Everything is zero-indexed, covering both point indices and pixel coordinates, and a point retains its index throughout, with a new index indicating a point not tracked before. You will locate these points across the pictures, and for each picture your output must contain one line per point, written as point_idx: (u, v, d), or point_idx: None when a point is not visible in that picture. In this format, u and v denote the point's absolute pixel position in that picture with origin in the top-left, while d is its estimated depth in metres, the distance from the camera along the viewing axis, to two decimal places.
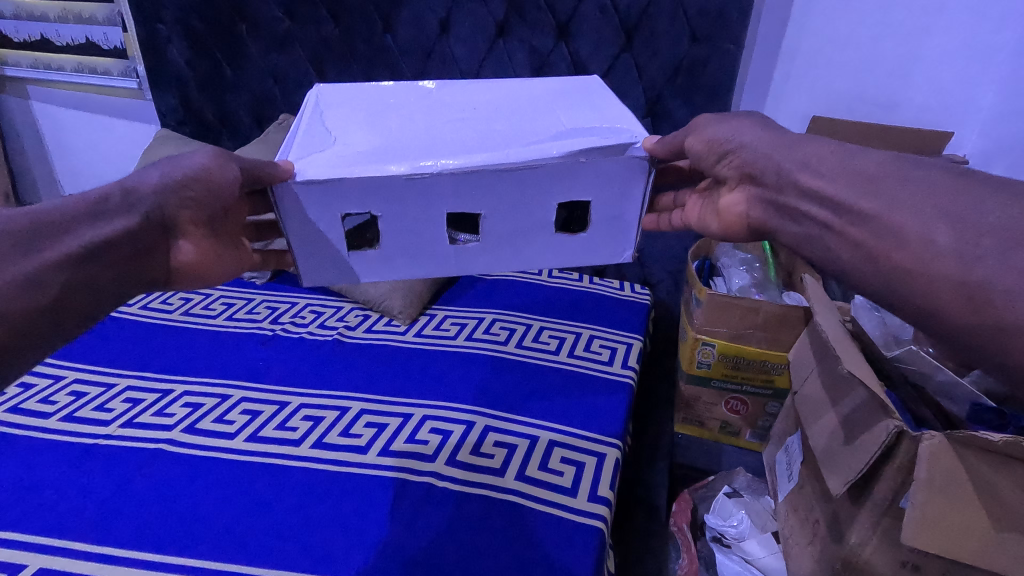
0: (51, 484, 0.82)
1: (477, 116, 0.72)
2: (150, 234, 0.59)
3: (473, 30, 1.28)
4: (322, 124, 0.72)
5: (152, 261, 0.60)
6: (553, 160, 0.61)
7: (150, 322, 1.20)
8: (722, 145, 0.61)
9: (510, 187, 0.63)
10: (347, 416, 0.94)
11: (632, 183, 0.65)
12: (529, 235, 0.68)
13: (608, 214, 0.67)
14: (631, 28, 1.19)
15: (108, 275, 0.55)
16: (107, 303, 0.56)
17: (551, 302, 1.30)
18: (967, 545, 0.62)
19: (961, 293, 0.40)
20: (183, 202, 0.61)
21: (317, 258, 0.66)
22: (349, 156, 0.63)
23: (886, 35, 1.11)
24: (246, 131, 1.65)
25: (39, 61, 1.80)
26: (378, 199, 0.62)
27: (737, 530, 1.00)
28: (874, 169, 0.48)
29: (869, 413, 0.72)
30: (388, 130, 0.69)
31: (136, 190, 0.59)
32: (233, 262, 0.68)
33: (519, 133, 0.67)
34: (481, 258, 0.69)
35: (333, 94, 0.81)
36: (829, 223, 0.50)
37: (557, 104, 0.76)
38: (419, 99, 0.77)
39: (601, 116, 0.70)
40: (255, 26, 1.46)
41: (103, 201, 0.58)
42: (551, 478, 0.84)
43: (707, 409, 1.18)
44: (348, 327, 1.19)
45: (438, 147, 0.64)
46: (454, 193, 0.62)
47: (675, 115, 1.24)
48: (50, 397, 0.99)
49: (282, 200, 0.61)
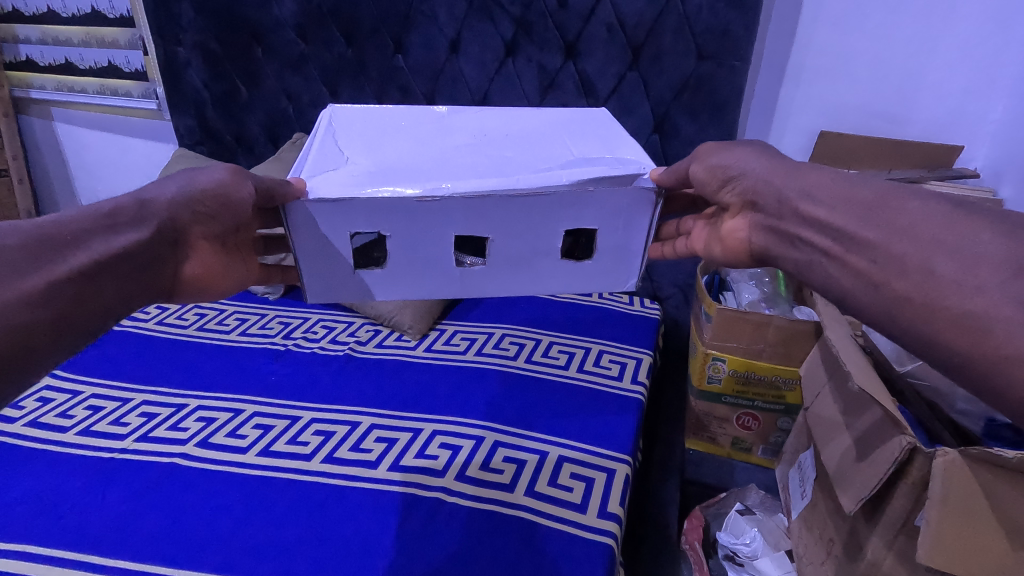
0: (68, 499, 0.83)
1: (486, 143, 0.74)
2: (162, 245, 0.61)
3: (483, 50, 1.31)
4: (335, 141, 0.74)
5: (161, 271, 0.61)
6: (564, 187, 0.62)
7: (165, 337, 1.22)
8: (725, 171, 0.61)
9: (519, 212, 0.64)
10: (357, 431, 0.95)
11: (639, 215, 0.67)
12: (533, 260, 0.69)
13: (615, 243, 0.69)
14: (638, 47, 1.21)
15: (117, 287, 0.56)
16: (111, 317, 0.55)
17: (560, 317, 1.30)
18: (985, 565, 0.61)
19: (963, 328, 0.40)
20: (196, 215, 0.63)
21: (322, 274, 0.67)
22: (361, 176, 0.64)
23: (892, 51, 1.12)
24: (261, 150, 1.68)
25: (63, 84, 1.86)
26: (388, 219, 0.63)
27: (750, 548, 0.99)
28: (867, 201, 0.49)
29: (882, 428, 0.71)
30: (395, 151, 0.71)
31: (150, 202, 0.61)
32: (240, 273, 0.71)
33: (531, 160, 0.68)
34: (491, 281, 0.70)
35: (346, 116, 0.82)
36: (828, 249, 0.50)
37: (568, 134, 0.77)
38: (421, 129, 0.78)
39: (607, 148, 0.72)
40: (270, 48, 1.50)
41: (117, 212, 0.59)
42: (561, 494, 0.84)
43: (719, 426, 1.17)
44: (359, 342, 1.20)
45: (448, 170, 0.65)
46: (463, 215, 0.64)
47: (683, 131, 1.24)
48: (67, 411, 1.01)
49: (293, 217, 0.62)
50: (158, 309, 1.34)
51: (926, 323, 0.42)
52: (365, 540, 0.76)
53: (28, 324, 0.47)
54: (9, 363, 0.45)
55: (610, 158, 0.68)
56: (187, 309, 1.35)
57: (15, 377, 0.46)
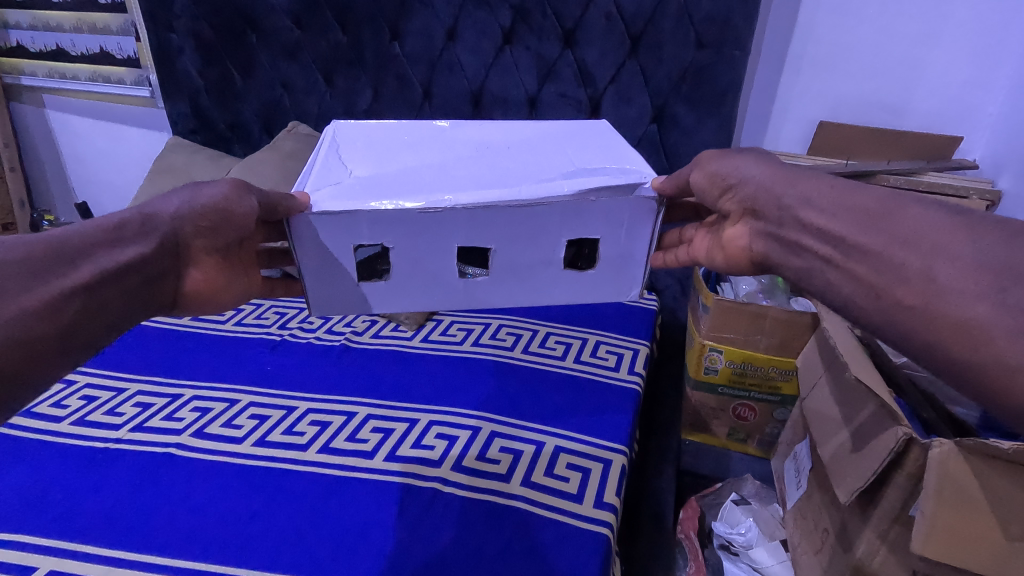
0: (62, 489, 0.82)
1: (488, 155, 0.73)
2: (164, 260, 0.60)
3: (480, 38, 1.29)
4: (338, 156, 0.73)
5: (163, 286, 0.60)
6: (565, 197, 0.62)
7: (160, 326, 1.22)
8: (724, 179, 0.62)
9: (521, 222, 0.63)
10: (353, 421, 0.95)
11: (641, 223, 0.66)
12: (536, 270, 0.68)
13: (617, 252, 0.68)
14: (636, 36, 1.20)
15: (121, 300, 0.54)
16: (114, 332, 0.54)
17: (557, 309, 1.30)
18: (978, 555, 0.62)
19: (962, 319, 0.40)
20: (199, 229, 0.63)
21: (326, 286, 0.66)
22: (362, 188, 0.63)
23: (893, 41, 1.11)
24: (256, 139, 1.66)
25: (54, 71, 1.83)
26: (391, 231, 0.62)
27: (745, 538, 0.98)
28: (869, 209, 0.48)
29: (878, 419, 0.71)
30: (394, 163, 0.71)
31: (154, 217, 0.61)
32: (241, 288, 0.71)
33: (532, 171, 0.67)
34: (492, 292, 0.70)
35: (349, 130, 0.82)
36: (830, 258, 0.49)
37: (571, 144, 0.77)
38: (426, 144, 0.77)
39: (609, 157, 0.71)
40: (265, 35, 1.48)
41: (121, 226, 0.58)
42: (557, 484, 0.84)
43: (714, 415, 1.18)
44: (354, 332, 1.19)
45: (450, 182, 0.65)
46: (466, 227, 0.63)
47: (681, 121, 1.24)
48: (61, 401, 1.00)
49: (297, 230, 0.61)
50: None
51: (927, 331, 0.41)
52: (361, 529, 0.76)
53: (31, 336, 0.45)
54: (13, 379, 0.44)
55: (613, 166, 0.67)
56: None
57: (17, 394, 0.44)
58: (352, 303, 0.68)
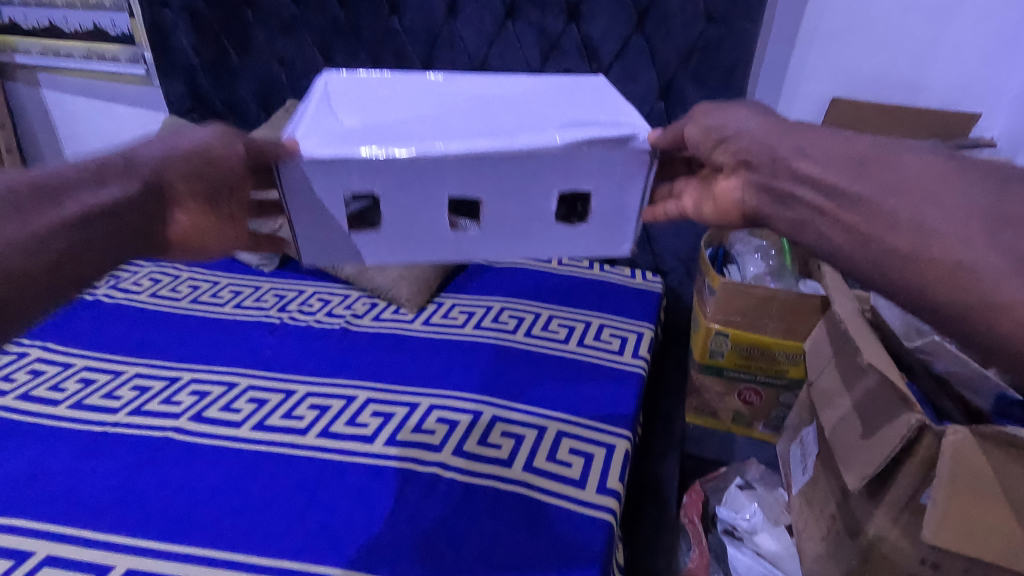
0: (61, 473, 0.82)
1: (483, 108, 0.70)
2: (148, 203, 0.51)
3: (482, 12, 1.25)
4: (330, 106, 0.71)
5: (147, 234, 0.51)
6: (555, 146, 0.59)
7: (158, 309, 1.20)
8: (719, 131, 0.54)
9: (511, 174, 0.61)
10: (353, 405, 0.94)
11: (633, 176, 0.64)
12: (527, 226, 0.66)
13: (610, 206, 0.66)
14: (643, 9, 1.16)
15: (86, 243, 0.45)
16: (89, 281, 0.46)
17: (560, 291, 1.28)
18: (989, 545, 0.60)
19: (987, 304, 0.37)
20: (184, 170, 0.53)
21: (318, 233, 0.65)
22: (352, 136, 0.62)
23: (910, 14, 1.07)
24: (254, 118, 1.63)
25: (48, 48, 1.80)
26: (381, 179, 0.61)
27: (750, 522, 0.98)
28: (860, 155, 0.45)
29: (889, 405, 0.69)
30: (387, 112, 0.69)
31: (136, 156, 0.52)
32: (235, 238, 0.58)
33: (522, 122, 0.65)
34: (483, 246, 0.67)
35: (342, 84, 0.79)
36: (819, 207, 0.45)
37: (563, 100, 0.74)
38: (420, 95, 0.75)
39: (601, 110, 0.68)
40: (261, 11, 1.44)
41: (98, 165, 0.49)
42: (559, 469, 0.83)
43: (720, 399, 1.15)
44: (355, 315, 1.18)
45: (443, 131, 0.63)
46: (457, 177, 0.61)
47: (690, 99, 1.20)
48: (59, 384, 0.99)
49: (287, 176, 0.60)
50: (150, 282, 1.31)
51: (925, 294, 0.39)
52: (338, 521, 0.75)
53: None
54: None
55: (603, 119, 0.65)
56: (181, 281, 1.32)
57: None
58: (343, 252, 0.66)
